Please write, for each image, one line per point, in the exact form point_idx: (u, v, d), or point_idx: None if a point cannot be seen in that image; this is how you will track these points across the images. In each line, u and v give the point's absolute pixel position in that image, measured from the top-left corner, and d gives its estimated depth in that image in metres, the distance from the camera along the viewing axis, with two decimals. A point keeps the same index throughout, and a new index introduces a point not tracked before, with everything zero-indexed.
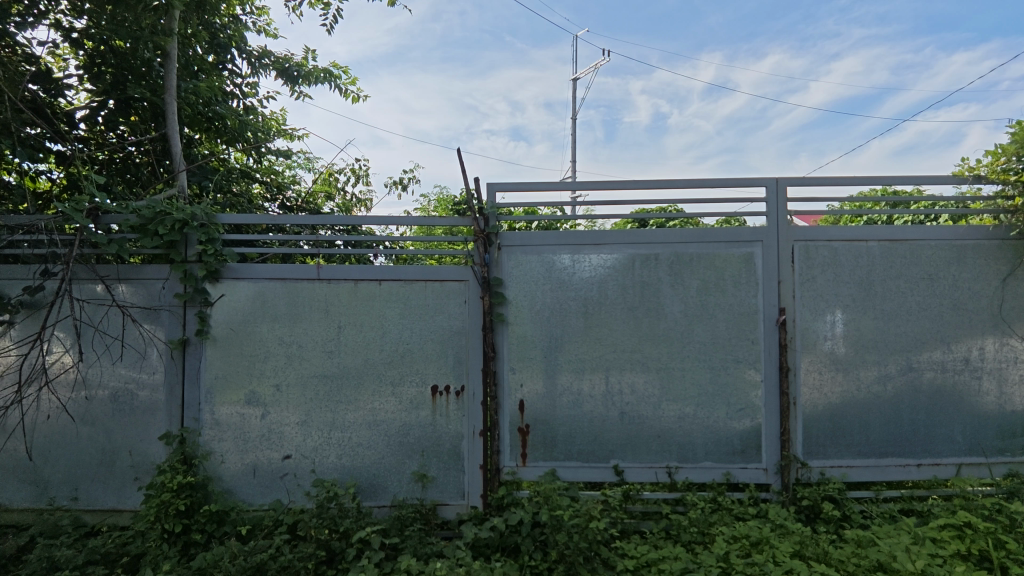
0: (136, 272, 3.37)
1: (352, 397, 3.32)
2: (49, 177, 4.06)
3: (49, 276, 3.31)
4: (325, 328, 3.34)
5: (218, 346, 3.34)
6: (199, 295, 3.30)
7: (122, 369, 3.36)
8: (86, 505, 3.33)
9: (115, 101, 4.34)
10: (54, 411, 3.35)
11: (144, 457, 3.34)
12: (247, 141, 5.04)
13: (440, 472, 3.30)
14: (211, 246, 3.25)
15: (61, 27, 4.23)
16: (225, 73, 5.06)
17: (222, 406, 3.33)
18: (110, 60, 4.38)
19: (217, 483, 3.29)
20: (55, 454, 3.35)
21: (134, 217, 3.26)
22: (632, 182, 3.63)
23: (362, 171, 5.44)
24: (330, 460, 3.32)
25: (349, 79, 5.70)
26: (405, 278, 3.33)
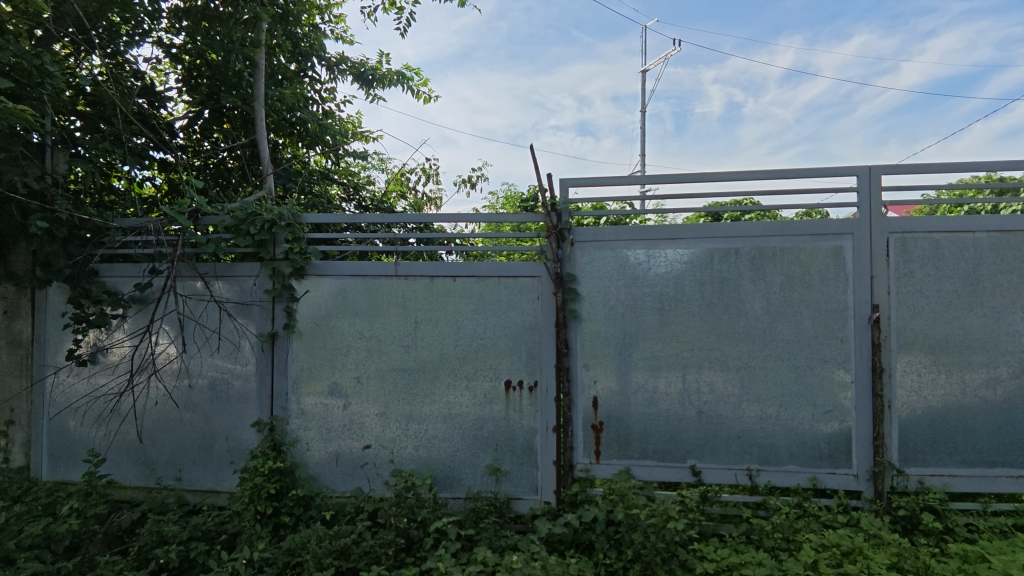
0: (231, 269, 3.60)
1: (428, 390, 3.41)
2: (152, 183, 4.38)
3: (156, 273, 3.60)
4: (402, 323, 3.44)
5: (304, 340, 3.52)
6: (286, 291, 3.48)
7: (219, 360, 3.60)
8: (188, 485, 3.60)
9: (210, 111, 4.66)
10: (161, 397, 3.65)
11: (238, 443, 3.57)
12: (327, 144, 5.26)
13: (513, 467, 3.33)
14: (297, 245, 3.44)
15: (163, 43, 4.55)
16: (305, 80, 5.29)
17: (307, 397, 3.50)
18: (204, 72, 4.67)
19: (303, 469, 3.47)
20: (162, 438, 3.65)
21: (229, 218, 3.49)
22: (708, 174, 3.52)
23: (432, 170, 5.55)
24: (408, 451, 3.42)
25: (421, 80, 5.86)
26: (479, 274, 3.38)
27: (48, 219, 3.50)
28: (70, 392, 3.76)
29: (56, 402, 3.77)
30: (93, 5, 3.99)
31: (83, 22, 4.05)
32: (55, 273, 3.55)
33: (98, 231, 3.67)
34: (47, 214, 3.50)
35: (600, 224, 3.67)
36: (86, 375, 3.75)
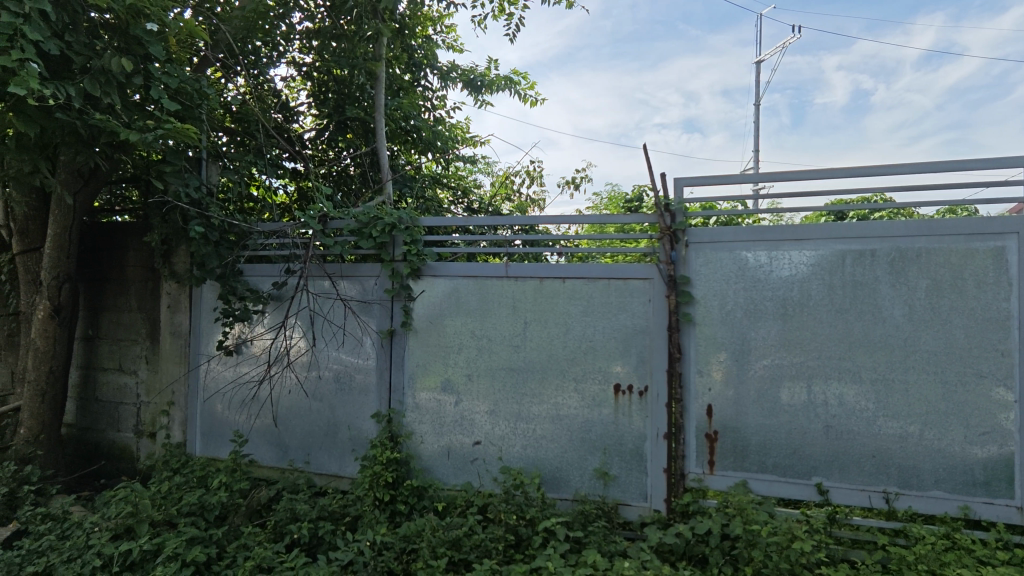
0: (354, 270, 3.86)
1: (536, 390, 3.44)
2: (284, 191, 4.76)
3: (290, 273, 3.94)
4: (513, 323, 3.50)
5: (419, 337, 3.69)
6: (404, 290, 3.67)
7: (344, 354, 3.87)
8: (316, 468, 3.91)
9: (335, 123, 4.98)
10: (293, 387, 3.99)
11: (359, 432, 3.82)
12: (438, 150, 5.48)
13: (622, 471, 3.28)
14: (415, 247, 3.64)
15: (296, 62, 4.96)
16: (419, 89, 5.53)
17: (421, 392, 3.67)
18: (331, 86, 5.03)
19: (417, 460, 3.64)
20: (293, 423, 3.98)
21: (353, 222, 3.75)
22: (834, 171, 3.26)
23: (537, 172, 5.60)
24: (516, 450, 3.48)
25: (528, 84, 5.94)
26: (590, 275, 3.36)
27: (203, 225, 3.96)
28: (219, 378, 4.20)
29: (207, 387, 4.23)
30: (241, 31, 4.51)
31: (232, 48, 4.51)
32: (208, 272, 4.00)
33: (242, 235, 4.10)
34: (203, 220, 3.95)
35: (710, 225, 3.54)
36: (232, 364, 4.17)
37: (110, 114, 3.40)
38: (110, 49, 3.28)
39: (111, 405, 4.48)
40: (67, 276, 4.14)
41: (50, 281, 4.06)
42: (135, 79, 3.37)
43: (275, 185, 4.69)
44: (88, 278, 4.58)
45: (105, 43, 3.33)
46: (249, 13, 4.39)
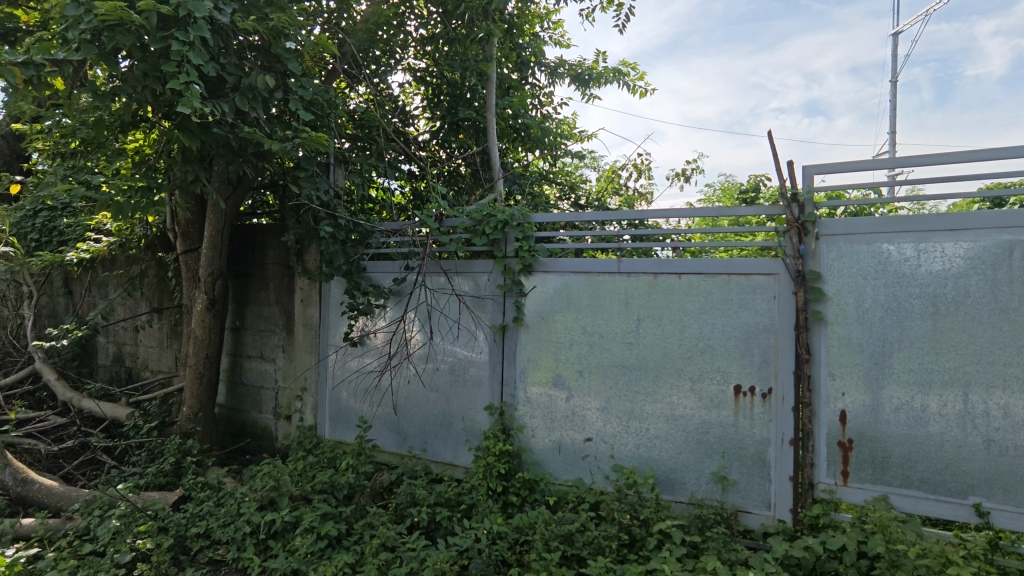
0: (469, 266, 3.99)
1: (650, 389, 3.36)
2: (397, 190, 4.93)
3: (409, 270, 4.14)
4: (625, 320, 3.44)
5: (531, 333, 3.74)
6: (516, 286, 3.73)
7: (458, 347, 4.01)
8: (432, 456, 4.10)
9: (448, 124, 5.15)
10: (412, 377, 4.21)
11: (473, 424, 3.94)
12: (546, 147, 5.51)
13: (742, 477, 3.12)
14: (527, 243, 3.68)
15: (412, 67, 5.17)
16: (527, 87, 5.59)
17: (533, 386, 3.72)
18: (444, 90, 5.20)
19: (528, 454, 3.70)
20: (412, 412, 4.20)
21: (468, 220, 3.87)
22: (996, 151, 2.85)
23: (644, 165, 5.45)
24: (628, 448, 3.42)
25: (638, 74, 5.79)
26: (709, 271, 3.22)
27: (332, 225, 4.27)
28: (345, 368, 4.52)
29: (335, 375, 4.57)
30: (365, 43, 4.78)
31: (356, 58, 4.81)
32: (336, 269, 4.31)
33: (365, 234, 4.38)
34: (332, 221, 4.27)
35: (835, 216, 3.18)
36: (356, 354, 4.47)
37: (256, 126, 3.78)
38: (256, 67, 3.63)
39: (254, 389, 4.97)
40: (220, 273, 4.64)
41: (207, 277, 4.58)
42: (277, 93, 3.72)
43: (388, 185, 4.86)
44: (235, 274, 5.11)
45: (251, 63, 3.69)
46: (371, 25, 4.69)
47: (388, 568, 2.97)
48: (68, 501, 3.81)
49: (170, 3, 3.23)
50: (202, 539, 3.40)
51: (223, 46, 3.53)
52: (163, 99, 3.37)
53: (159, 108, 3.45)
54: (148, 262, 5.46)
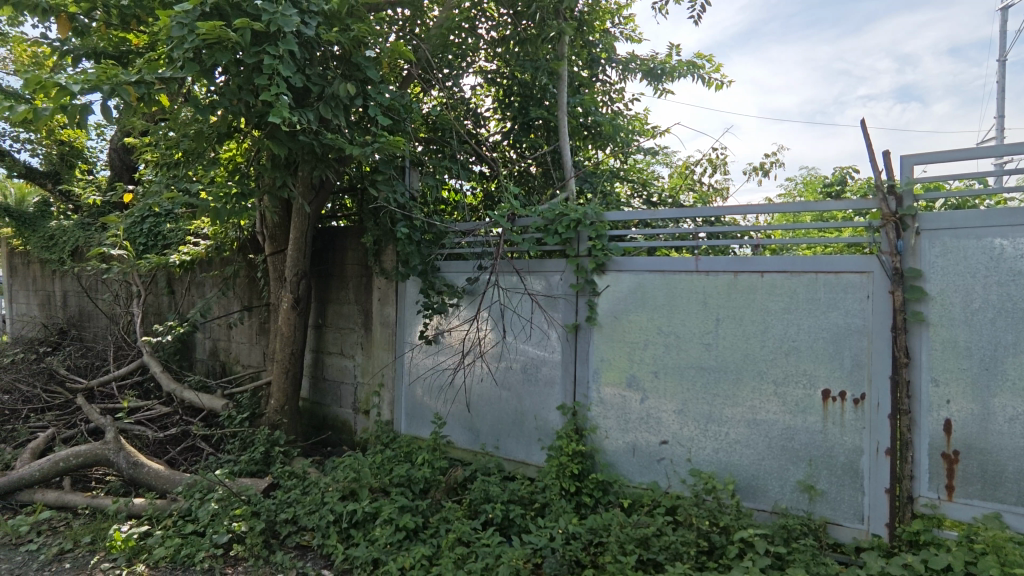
0: (541, 266, 4.00)
1: (730, 392, 3.24)
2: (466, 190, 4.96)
3: (483, 269, 4.20)
4: (704, 320, 3.33)
5: (604, 332, 3.70)
6: (589, 286, 3.70)
7: (531, 347, 4.03)
8: (505, 454, 4.13)
9: (519, 124, 5.17)
10: (485, 376, 4.27)
11: (546, 423, 3.94)
12: (618, 144, 5.43)
13: (832, 487, 2.95)
14: (600, 242, 3.63)
15: (483, 70, 5.23)
16: (598, 84, 5.52)
17: (606, 387, 3.68)
18: (515, 90, 5.21)
19: (602, 455, 3.66)
20: (485, 410, 4.25)
21: (540, 219, 3.86)
22: None
23: (720, 160, 5.25)
24: (707, 453, 3.31)
25: (714, 66, 5.59)
26: (794, 268, 3.06)
27: (408, 226, 4.39)
28: (421, 365, 4.64)
29: (411, 372, 4.70)
30: (438, 48, 4.89)
31: (429, 63, 4.92)
32: (412, 268, 4.43)
33: (439, 235, 4.48)
34: (408, 222, 4.39)
35: (934, 209, 2.95)
36: (431, 352, 4.58)
37: (338, 133, 3.95)
38: (338, 76, 3.80)
39: (335, 384, 5.20)
40: (304, 273, 4.89)
41: (292, 277, 4.84)
42: (357, 101, 3.87)
43: (460, 185, 4.94)
44: (318, 274, 5.36)
45: (333, 72, 3.86)
46: (444, 30, 4.71)
47: (464, 562, 3.03)
48: (172, 483, 4.12)
49: (261, 19, 3.43)
50: (290, 525, 3.60)
51: (309, 58, 3.71)
52: (255, 109, 3.59)
53: (252, 119, 3.68)
54: (240, 263, 5.84)
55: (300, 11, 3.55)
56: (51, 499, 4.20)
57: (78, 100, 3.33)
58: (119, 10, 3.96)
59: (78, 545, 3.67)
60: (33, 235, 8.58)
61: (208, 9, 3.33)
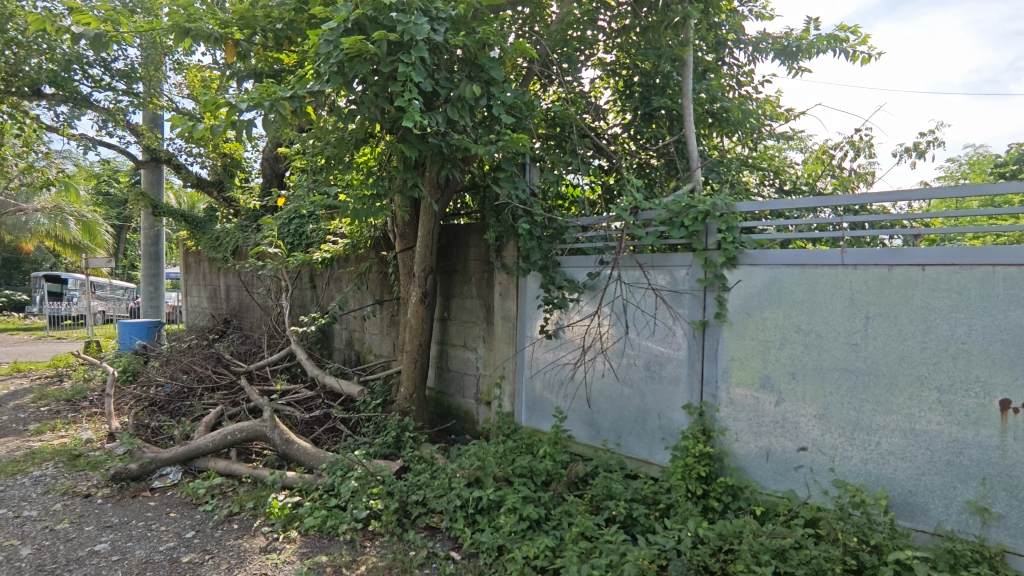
0: (666, 260, 3.88)
1: (882, 398, 2.94)
2: (583, 185, 4.88)
3: (604, 264, 4.16)
4: (850, 318, 3.04)
5: (735, 330, 3.51)
6: (718, 280, 3.50)
7: (655, 343, 3.93)
8: (626, 451, 4.08)
9: (641, 114, 5.01)
10: (607, 372, 4.23)
11: (670, 422, 3.83)
12: (746, 131, 5.07)
13: (1011, 511, 2.58)
14: (730, 235, 3.43)
15: (602, 62, 5.15)
16: (724, 68, 5.23)
17: (737, 387, 3.49)
18: (636, 80, 5.09)
19: (731, 458, 3.49)
20: (606, 407, 4.22)
21: (665, 212, 3.72)
22: None
23: (866, 141, 4.75)
24: (853, 463, 3.04)
25: (859, 39, 5.07)
26: (963, 261, 2.69)
27: (529, 222, 4.45)
28: (540, 359, 4.69)
29: (531, 365, 4.77)
30: (558, 44, 4.86)
31: (548, 59, 4.93)
32: (533, 264, 4.48)
33: (559, 230, 4.49)
34: (529, 217, 4.45)
35: None
36: (551, 347, 4.62)
37: (464, 133, 4.12)
38: (464, 78, 3.94)
39: (459, 375, 5.42)
40: (431, 269, 5.15)
41: (421, 273, 5.10)
42: (483, 101, 3.99)
43: (576, 180, 4.87)
44: (443, 270, 5.61)
45: (459, 74, 4.01)
46: (565, 25, 4.72)
47: (588, 556, 3.02)
48: (318, 459, 4.53)
49: (396, 30, 3.65)
50: (420, 506, 3.83)
51: (438, 63, 3.89)
52: (389, 115, 3.83)
53: (387, 124, 3.93)
54: (373, 260, 6.27)
55: (431, 19, 3.72)
56: (221, 467, 4.80)
57: (242, 116, 3.75)
58: (274, 35, 4.36)
59: (244, 509, 4.16)
60: (203, 237, 9.82)
61: (350, 25, 3.60)
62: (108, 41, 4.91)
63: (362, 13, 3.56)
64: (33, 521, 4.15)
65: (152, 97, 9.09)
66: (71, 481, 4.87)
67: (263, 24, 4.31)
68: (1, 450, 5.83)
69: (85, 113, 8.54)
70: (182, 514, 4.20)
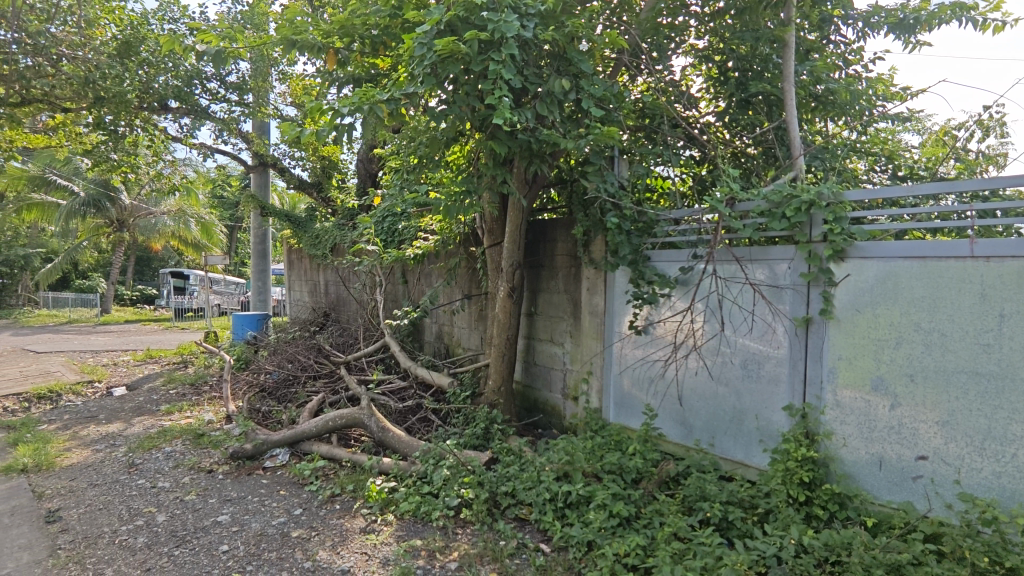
0: (765, 253, 3.69)
1: (1019, 405, 2.64)
2: (672, 177, 4.76)
3: (698, 258, 4.02)
4: (981, 317, 2.75)
5: (843, 327, 3.28)
6: (824, 275, 3.29)
7: (753, 341, 3.76)
8: (720, 452, 3.94)
9: (737, 101, 4.78)
10: (700, 369, 4.10)
11: (769, 424, 3.65)
12: (855, 114, 4.70)
13: None
14: (838, 226, 3.19)
15: (693, 48, 4.98)
16: (830, 47, 4.88)
17: (845, 389, 3.26)
18: (731, 65, 4.83)
19: (838, 464, 3.27)
20: (699, 406, 4.09)
21: (764, 203, 3.54)
22: None
23: (998, 119, 4.26)
24: (984, 476, 2.76)
25: (991, 5, 4.53)
26: None
27: (618, 216, 4.38)
28: (629, 355, 4.62)
29: (619, 361, 4.70)
30: (649, 32, 4.78)
31: (638, 48, 4.82)
32: (622, 258, 4.41)
33: (649, 224, 4.40)
34: (618, 211, 4.38)
35: None
36: (640, 343, 4.53)
37: (553, 128, 4.13)
38: (553, 73, 3.95)
39: (546, 370, 5.44)
40: (519, 264, 5.20)
41: (509, 268, 5.17)
42: (572, 94, 3.97)
43: (666, 172, 4.75)
44: (530, 265, 5.65)
45: (548, 69, 4.02)
46: (655, 12, 4.67)
47: (682, 557, 2.95)
48: (412, 448, 4.74)
49: (487, 29, 3.71)
50: (510, 497, 3.90)
51: (527, 58, 3.92)
52: (479, 113, 3.91)
53: (477, 123, 4.00)
54: (462, 255, 6.42)
55: (520, 15, 3.74)
56: (324, 451, 5.12)
57: (343, 120, 3.95)
58: (371, 40, 4.56)
59: (345, 491, 4.41)
60: (304, 235, 10.49)
61: (443, 27, 3.71)
62: (225, 56, 5.34)
63: (454, 15, 3.65)
64: (166, 491, 4.63)
65: (260, 106, 9.80)
66: (196, 457, 5.39)
67: (361, 32, 4.51)
68: (139, 427, 6.55)
69: (204, 124, 9.36)
70: (291, 492, 4.53)
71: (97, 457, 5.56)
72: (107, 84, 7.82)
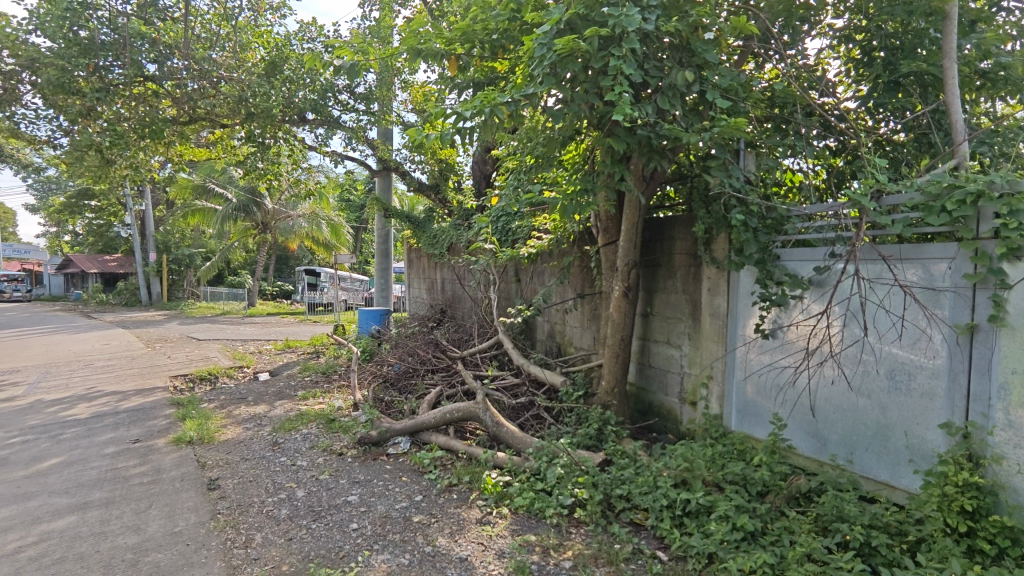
0: (919, 252, 3.30)
1: None
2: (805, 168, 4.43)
3: (836, 257, 3.68)
4: None
5: (1018, 337, 2.84)
6: (994, 276, 2.88)
7: (902, 349, 3.39)
8: (861, 470, 3.60)
9: (885, 83, 4.34)
10: (837, 378, 3.78)
11: (921, 443, 3.28)
12: None
13: None
14: (1014, 220, 2.75)
15: (831, 28, 4.59)
16: (999, 14, 4.28)
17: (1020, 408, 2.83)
18: (877, 43, 4.40)
19: (1011, 494, 2.85)
20: (835, 418, 3.77)
21: (919, 196, 3.17)
22: None
23: None
24: None
25: None
26: None
27: (744, 212, 4.16)
28: (754, 360, 4.35)
29: (743, 367, 4.45)
30: (779, 16, 4.48)
31: (768, 33, 4.54)
32: (747, 257, 4.18)
33: (779, 220, 4.13)
34: (744, 208, 4.16)
35: None
36: (767, 348, 4.25)
37: (674, 123, 3.99)
38: (675, 65, 3.79)
39: (662, 372, 5.28)
40: (635, 264, 5.09)
41: (624, 267, 5.07)
42: (693, 86, 3.80)
43: (798, 163, 4.43)
44: (645, 264, 5.51)
45: (669, 61, 3.89)
46: None
47: None
48: (525, 444, 4.80)
49: (606, 24, 3.67)
50: (624, 501, 3.83)
51: (648, 52, 3.82)
52: (597, 110, 3.87)
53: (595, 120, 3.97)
54: (575, 254, 6.42)
55: (642, 9, 3.66)
56: (442, 441, 5.34)
57: (463, 122, 4.09)
58: (491, 45, 4.69)
59: (461, 481, 4.58)
60: (423, 235, 11.03)
61: (563, 26, 3.73)
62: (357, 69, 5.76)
63: (574, 13, 3.65)
64: (304, 470, 5.09)
65: (385, 114, 10.44)
66: (329, 440, 5.86)
67: (482, 37, 4.65)
68: (281, 409, 7.25)
69: (337, 133, 10.14)
70: (411, 479, 4.78)
71: (247, 434, 6.23)
72: (256, 100, 8.73)
